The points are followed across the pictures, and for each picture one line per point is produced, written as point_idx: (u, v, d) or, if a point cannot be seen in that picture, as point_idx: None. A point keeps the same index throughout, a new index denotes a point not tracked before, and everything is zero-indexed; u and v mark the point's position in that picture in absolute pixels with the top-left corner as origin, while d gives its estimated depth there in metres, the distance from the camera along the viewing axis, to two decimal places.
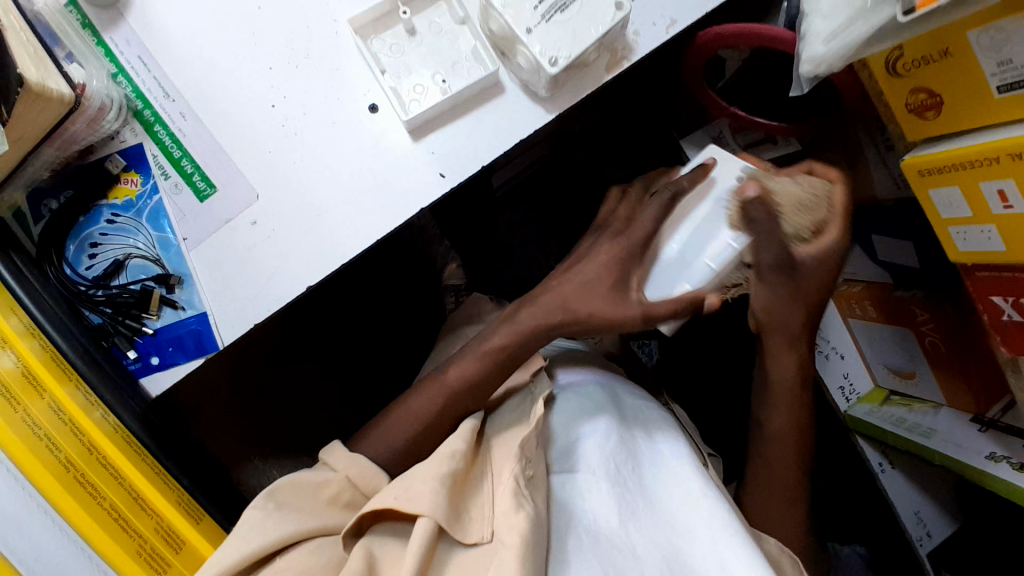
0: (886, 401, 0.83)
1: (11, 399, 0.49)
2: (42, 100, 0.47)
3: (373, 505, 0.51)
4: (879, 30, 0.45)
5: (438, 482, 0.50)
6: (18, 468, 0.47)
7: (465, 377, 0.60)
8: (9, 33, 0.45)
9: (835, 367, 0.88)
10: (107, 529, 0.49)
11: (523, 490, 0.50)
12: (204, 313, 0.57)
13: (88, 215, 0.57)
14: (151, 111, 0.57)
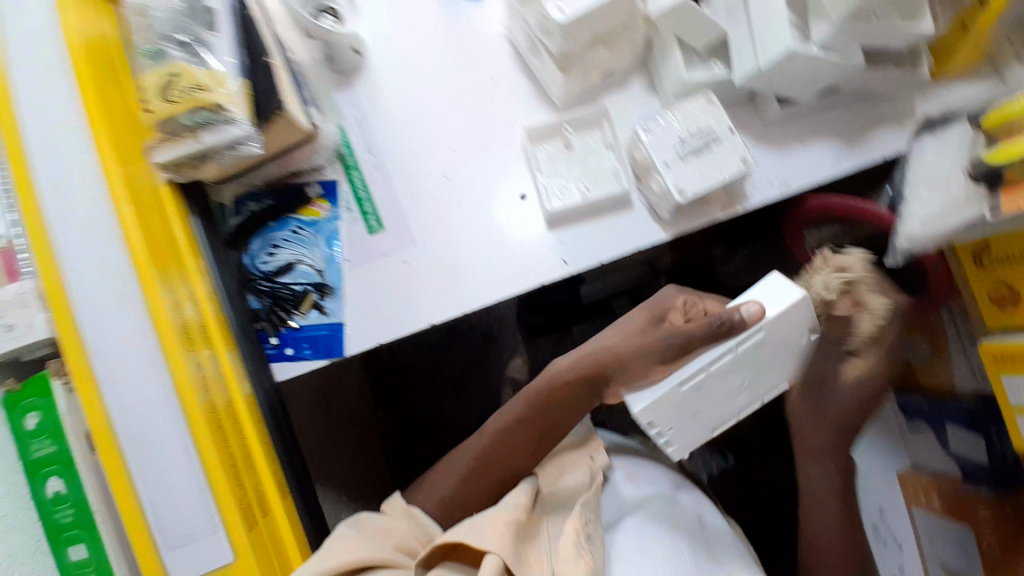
0: None
1: (191, 341, 0.56)
2: (291, 125, 0.61)
3: (444, 537, 0.56)
4: (970, 222, 0.52)
5: (506, 529, 0.55)
6: (178, 400, 0.53)
7: (504, 439, 0.68)
8: (280, 70, 0.60)
9: (890, 554, 0.83)
10: (227, 469, 0.54)
11: (583, 543, 0.55)
12: (340, 322, 0.68)
13: (277, 221, 0.70)
14: (353, 158, 0.71)
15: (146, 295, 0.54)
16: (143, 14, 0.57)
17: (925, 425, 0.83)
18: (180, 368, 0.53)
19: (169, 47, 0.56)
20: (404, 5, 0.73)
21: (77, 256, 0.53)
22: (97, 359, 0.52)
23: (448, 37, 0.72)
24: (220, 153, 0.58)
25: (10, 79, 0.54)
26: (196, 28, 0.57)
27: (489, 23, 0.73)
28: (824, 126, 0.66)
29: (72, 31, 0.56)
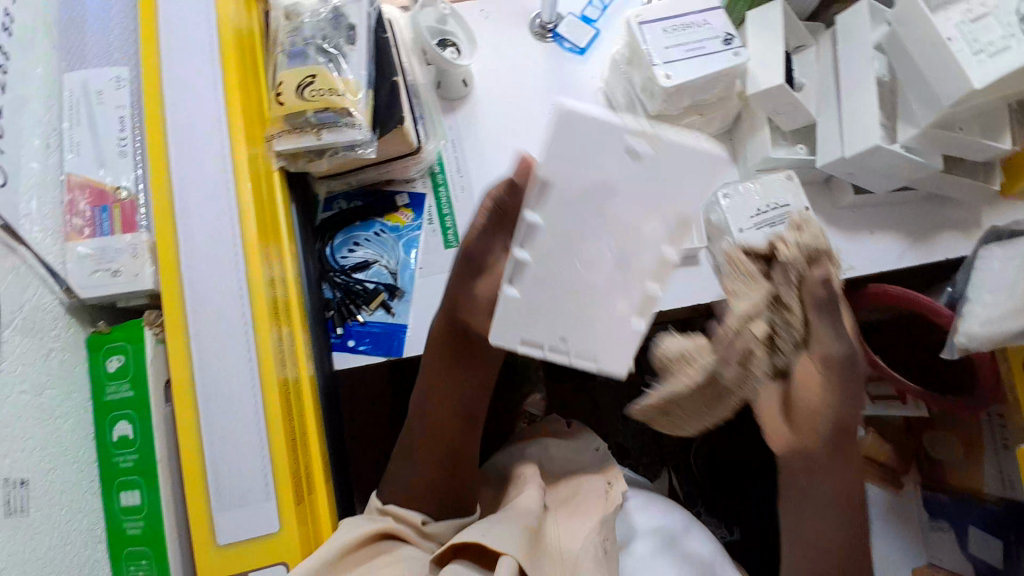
0: None
1: (277, 316, 0.59)
2: (403, 138, 0.66)
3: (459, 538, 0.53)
4: None
5: (519, 532, 0.54)
6: (257, 368, 0.55)
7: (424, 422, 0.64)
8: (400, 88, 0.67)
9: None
10: (289, 442, 0.56)
11: (602, 557, 0.59)
12: (405, 325, 0.71)
13: (363, 222, 0.74)
14: (442, 177, 0.75)
15: (248, 262, 0.56)
16: (296, 19, 0.66)
17: (948, 525, 0.82)
18: (266, 339, 0.56)
19: (312, 52, 0.64)
20: (515, 50, 0.78)
21: (192, 216, 0.56)
22: (191, 314, 0.55)
23: (549, 84, 0.77)
24: (338, 151, 0.65)
25: (166, 50, 0.59)
26: (338, 40, 0.65)
27: (592, 80, 0.78)
28: (892, 221, 0.70)
29: (229, 19, 0.62)
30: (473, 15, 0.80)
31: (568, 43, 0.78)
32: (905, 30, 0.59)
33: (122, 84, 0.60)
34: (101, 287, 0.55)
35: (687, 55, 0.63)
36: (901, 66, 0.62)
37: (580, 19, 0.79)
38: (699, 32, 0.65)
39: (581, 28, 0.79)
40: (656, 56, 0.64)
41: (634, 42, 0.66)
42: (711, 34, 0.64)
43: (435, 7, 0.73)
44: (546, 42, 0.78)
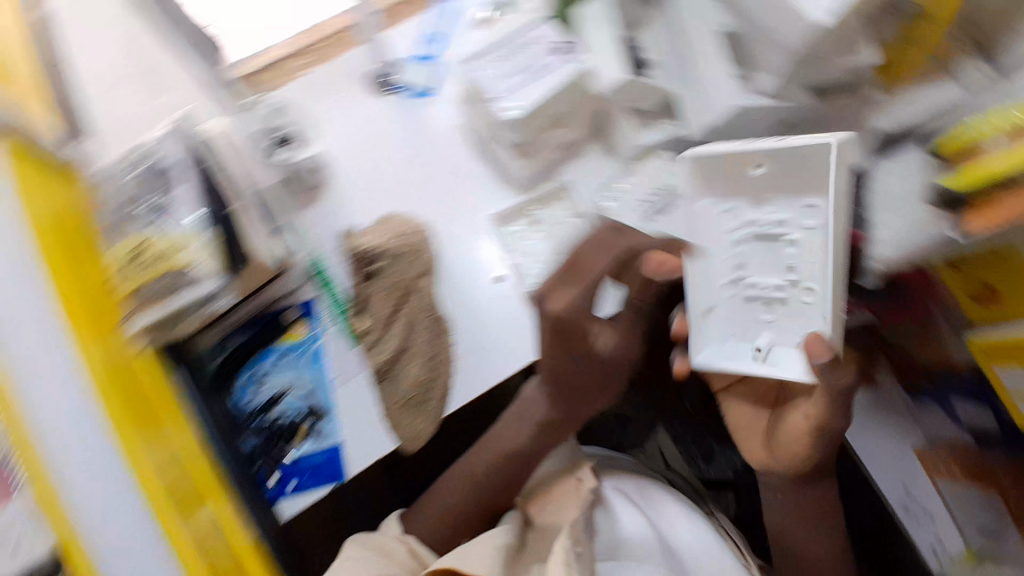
0: (980, 569, 0.76)
1: (182, 510, 0.57)
2: (259, 271, 0.59)
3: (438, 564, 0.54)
4: (944, 241, 0.51)
5: (492, 555, 0.55)
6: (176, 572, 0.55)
7: (480, 471, 0.68)
8: (243, 216, 0.58)
9: (925, 528, 0.82)
10: None
11: (571, 561, 0.53)
12: (339, 443, 0.67)
13: (258, 355, 0.68)
14: (327, 274, 0.68)
15: (131, 466, 0.54)
16: (104, 192, 0.62)
17: (935, 404, 0.79)
18: (178, 541, 0.55)
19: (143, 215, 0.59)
20: (354, 112, 0.72)
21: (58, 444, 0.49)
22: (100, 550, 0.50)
23: (404, 140, 0.71)
24: (195, 309, 0.58)
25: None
26: (162, 191, 0.60)
27: (440, 114, 0.72)
28: None
29: (40, 207, 0.56)
30: (302, 90, 0.73)
31: (413, 88, 0.72)
32: None
33: None
34: None
35: (532, 78, 0.62)
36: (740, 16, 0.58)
37: (419, 60, 0.74)
38: (530, 50, 0.63)
39: (425, 69, 0.73)
40: (496, 89, 0.62)
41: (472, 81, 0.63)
42: (542, 47, 0.63)
43: (264, 104, 0.70)
44: (390, 95, 0.72)
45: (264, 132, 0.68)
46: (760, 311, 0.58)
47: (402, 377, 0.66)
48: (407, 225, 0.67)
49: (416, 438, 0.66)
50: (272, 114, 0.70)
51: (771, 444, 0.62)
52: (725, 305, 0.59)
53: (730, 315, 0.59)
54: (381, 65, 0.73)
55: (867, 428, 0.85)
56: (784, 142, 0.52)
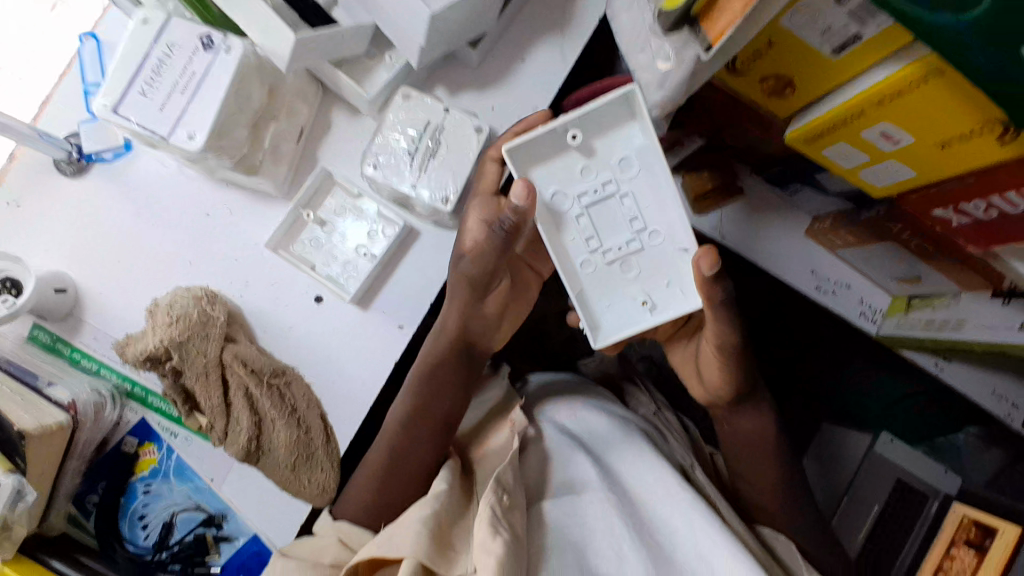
0: (911, 307, 0.77)
1: None
2: (50, 435, 0.56)
3: (363, 554, 0.52)
4: (695, 72, 0.44)
5: (419, 529, 0.51)
6: None
7: (396, 448, 0.62)
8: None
9: (846, 297, 0.83)
10: None
11: (498, 519, 0.50)
12: (255, 534, 0.62)
13: (126, 494, 0.63)
14: (141, 387, 0.62)
15: None
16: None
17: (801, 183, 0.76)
18: None
19: None
20: (71, 208, 0.62)
21: None
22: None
23: (139, 211, 0.62)
24: (10, 518, 0.54)
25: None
26: None
27: (159, 158, 0.62)
28: (532, 35, 0.60)
29: None
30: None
31: (107, 152, 0.62)
32: None
33: None
34: None
35: (189, 99, 0.53)
36: None
37: (91, 119, 0.62)
38: (177, 59, 0.53)
39: (101, 125, 0.62)
40: (161, 127, 0.53)
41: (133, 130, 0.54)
42: (188, 50, 0.53)
43: None
44: (89, 170, 0.62)
45: None
46: (623, 269, 0.54)
47: (275, 446, 0.60)
48: (176, 304, 0.58)
49: (323, 492, 0.62)
50: None
51: (704, 377, 0.63)
52: (590, 281, 0.55)
53: (595, 283, 0.55)
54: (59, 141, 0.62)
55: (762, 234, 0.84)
56: (596, 105, 0.49)
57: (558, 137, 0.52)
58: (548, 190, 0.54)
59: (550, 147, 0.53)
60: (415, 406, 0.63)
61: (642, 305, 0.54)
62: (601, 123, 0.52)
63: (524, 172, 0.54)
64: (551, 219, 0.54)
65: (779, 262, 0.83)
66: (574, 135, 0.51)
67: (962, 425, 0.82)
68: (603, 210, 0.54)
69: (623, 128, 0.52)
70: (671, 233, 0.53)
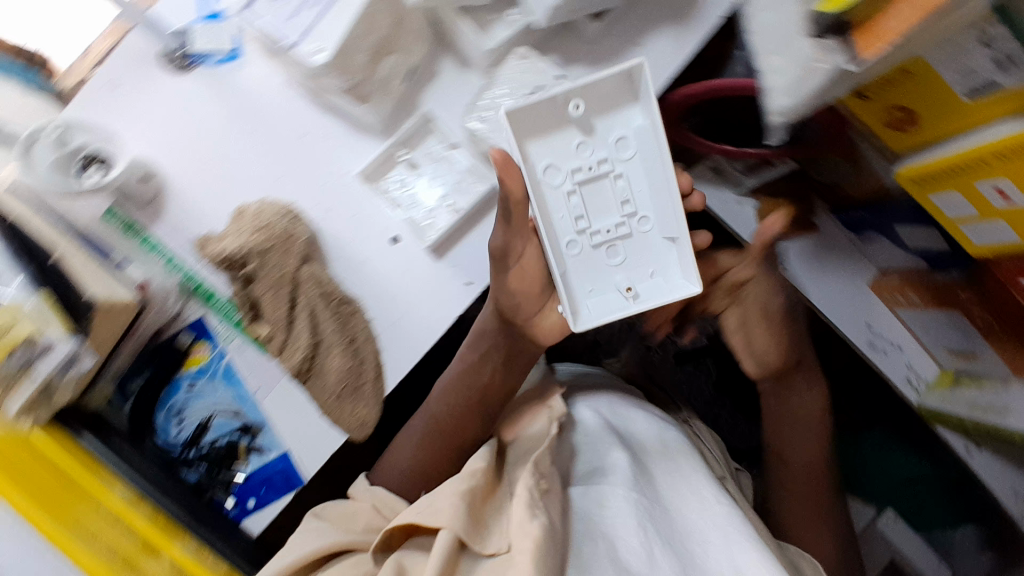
0: (958, 384, 0.72)
1: (128, 565, 0.56)
2: (114, 310, 0.56)
3: (400, 520, 0.56)
4: (833, 80, 0.45)
5: (458, 500, 0.55)
6: None
7: (440, 423, 0.70)
8: (71, 260, 0.56)
9: (894, 359, 0.76)
10: None
11: (536, 500, 0.52)
12: (286, 451, 0.64)
13: (169, 386, 0.64)
14: (205, 287, 0.62)
15: (67, 552, 0.57)
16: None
17: (877, 232, 0.76)
18: None
19: None
20: (169, 101, 0.63)
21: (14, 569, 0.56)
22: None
23: (235, 115, 0.63)
24: (57, 381, 0.54)
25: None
26: None
27: (265, 74, 0.63)
28: (654, 16, 0.59)
29: None
30: (94, 90, 0.63)
31: (215, 55, 0.63)
32: None
33: None
34: None
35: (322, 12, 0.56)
36: None
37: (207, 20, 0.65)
38: None
39: (215, 26, 0.64)
40: (291, 36, 0.55)
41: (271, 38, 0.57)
42: None
43: (48, 125, 0.60)
44: (192, 70, 0.63)
45: (66, 158, 0.60)
46: (610, 256, 0.54)
47: (326, 369, 0.62)
48: (264, 213, 0.60)
49: (362, 425, 0.63)
50: (61, 134, 0.60)
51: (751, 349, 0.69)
52: (575, 266, 0.53)
53: (580, 270, 0.54)
54: (169, 36, 0.64)
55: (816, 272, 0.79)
56: (600, 75, 0.50)
57: (556, 111, 0.52)
58: (540, 163, 0.53)
59: (542, 112, 0.52)
60: (459, 386, 0.70)
61: (624, 296, 0.53)
62: (601, 97, 0.52)
63: (518, 141, 0.52)
64: (541, 196, 0.53)
65: (830, 303, 0.78)
66: (575, 106, 0.51)
67: (959, 521, 0.80)
68: (597, 192, 0.53)
69: (625, 109, 0.53)
70: (661, 217, 0.53)
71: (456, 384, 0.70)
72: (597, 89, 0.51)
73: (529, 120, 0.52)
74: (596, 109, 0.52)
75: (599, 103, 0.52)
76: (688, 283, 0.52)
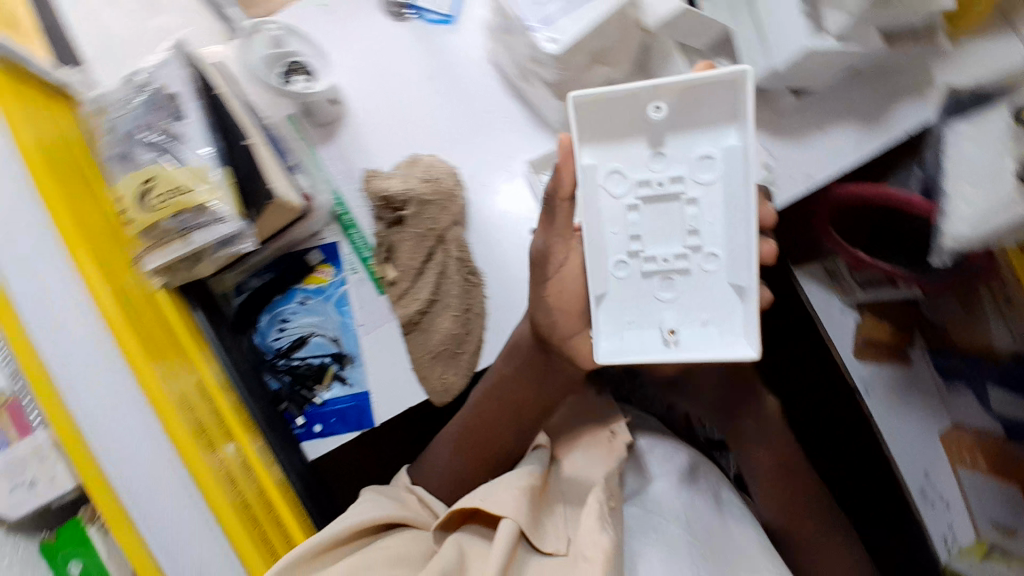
0: (990, 557, 0.73)
1: (209, 440, 0.56)
2: (285, 211, 0.55)
3: (462, 503, 0.58)
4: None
5: (521, 495, 0.56)
6: (206, 504, 0.53)
7: (481, 433, 0.66)
8: (261, 146, 0.55)
9: (938, 515, 0.80)
10: (265, 553, 0.54)
11: (605, 515, 0.54)
12: (366, 391, 0.65)
13: (283, 293, 0.66)
14: (350, 216, 0.66)
15: (155, 402, 0.52)
16: (107, 118, 0.55)
17: (965, 385, 0.76)
18: (204, 474, 0.53)
19: (138, 150, 0.54)
20: (376, 38, 0.66)
21: (81, 395, 0.48)
22: (116, 478, 0.48)
23: (430, 74, 0.66)
24: (208, 253, 0.54)
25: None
26: (165, 122, 0.54)
27: (468, 49, 0.66)
28: (843, 111, 0.62)
29: (30, 134, 0.52)
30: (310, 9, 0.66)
31: (432, 14, 0.67)
32: None
33: None
34: (27, 502, 0.51)
35: (568, 6, 0.53)
36: None
37: None
38: None
39: None
40: (531, 18, 0.54)
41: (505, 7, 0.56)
42: None
43: (273, 24, 0.63)
44: (407, 21, 0.67)
45: (274, 60, 0.62)
46: (662, 288, 0.49)
47: (435, 328, 0.65)
48: (435, 168, 0.64)
49: (444, 391, 0.65)
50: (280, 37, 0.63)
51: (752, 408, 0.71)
52: (616, 289, 0.49)
53: (624, 296, 0.50)
54: None
55: (889, 405, 0.83)
56: (693, 78, 0.43)
57: (636, 108, 0.46)
58: (604, 166, 0.48)
59: (623, 105, 0.46)
60: (489, 396, 0.65)
61: (664, 337, 0.48)
62: (693, 105, 0.46)
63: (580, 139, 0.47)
64: (595, 204, 0.48)
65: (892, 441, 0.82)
66: (656, 109, 0.45)
67: None
68: (661, 215, 0.48)
69: (716, 125, 0.46)
70: (731, 260, 0.47)
71: (489, 395, 0.66)
72: (687, 94, 0.45)
73: (603, 112, 0.47)
74: (680, 116, 0.46)
75: (685, 111, 0.46)
76: (743, 346, 0.46)
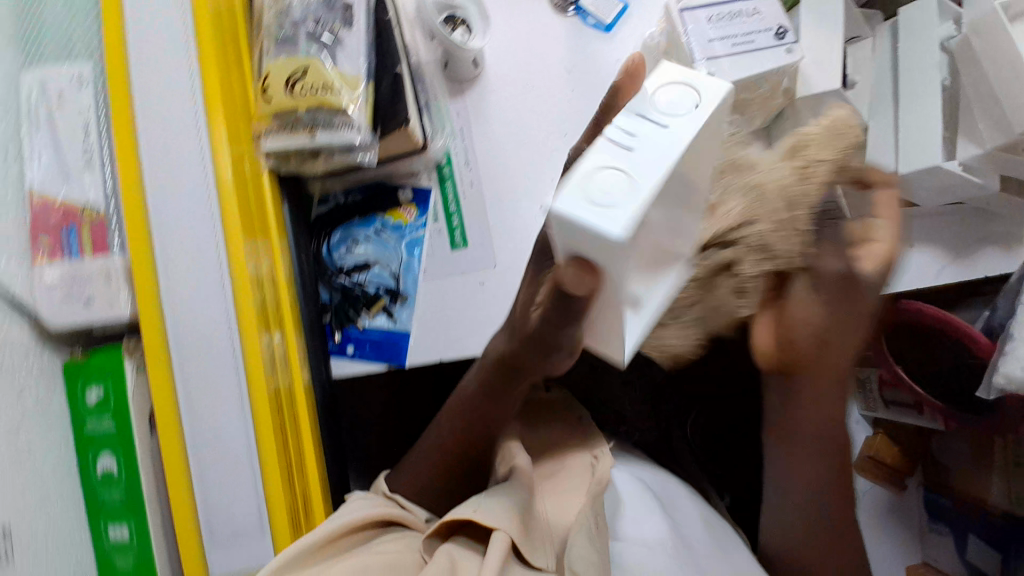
0: None
1: (267, 322, 0.55)
2: (408, 139, 0.59)
3: (453, 511, 0.49)
4: None
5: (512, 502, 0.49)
6: (245, 384, 0.50)
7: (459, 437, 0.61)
8: (405, 79, 0.59)
9: None
10: (282, 455, 0.52)
11: (598, 537, 0.48)
12: (407, 332, 0.66)
13: (363, 218, 0.68)
14: (450, 170, 0.68)
15: (235, 265, 0.51)
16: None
17: (948, 529, 0.78)
18: (253, 350, 0.51)
19: (298, 37, 0.56)
20: (534, 24, 0.70)
21: (169, 235, 0.50)
22: (175, 318, 0.50)
23: (570, 69, 0.69)
24: (326, 152, 0.58)
25: (130, 25, 0.51)
26: (332, 24, 0.57)
27: (618, 59, 0.70)
28: (934, 233, 0.64)
29: None
30: None
31: (592, 17, 0.70)
32: (980, 41, 0.54)
33: (85, 85, 0.52)
34: (72, 317, 0.50)
35: (732, 48, 0.57)
36: (967, 75, 0.57)
37: None
38: (748, 22, 0.59)
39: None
40: (697, 50, 0.58)
41: (674, 31, 0.60)
42: (762, 25, 0.58)
43: None
44: (569, 16, 0.70)
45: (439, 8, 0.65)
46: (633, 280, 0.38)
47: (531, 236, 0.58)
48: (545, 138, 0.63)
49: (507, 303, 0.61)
50: None
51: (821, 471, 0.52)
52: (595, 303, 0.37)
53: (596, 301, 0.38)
54: None
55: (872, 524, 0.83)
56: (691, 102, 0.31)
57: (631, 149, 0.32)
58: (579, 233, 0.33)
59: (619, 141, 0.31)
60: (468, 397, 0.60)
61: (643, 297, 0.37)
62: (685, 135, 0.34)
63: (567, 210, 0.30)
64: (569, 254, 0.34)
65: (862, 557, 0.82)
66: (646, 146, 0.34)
67: None
68: (670, 233, 0.36)
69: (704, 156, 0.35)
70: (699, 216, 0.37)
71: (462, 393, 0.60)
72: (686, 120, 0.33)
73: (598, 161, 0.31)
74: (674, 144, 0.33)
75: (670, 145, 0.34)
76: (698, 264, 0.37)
